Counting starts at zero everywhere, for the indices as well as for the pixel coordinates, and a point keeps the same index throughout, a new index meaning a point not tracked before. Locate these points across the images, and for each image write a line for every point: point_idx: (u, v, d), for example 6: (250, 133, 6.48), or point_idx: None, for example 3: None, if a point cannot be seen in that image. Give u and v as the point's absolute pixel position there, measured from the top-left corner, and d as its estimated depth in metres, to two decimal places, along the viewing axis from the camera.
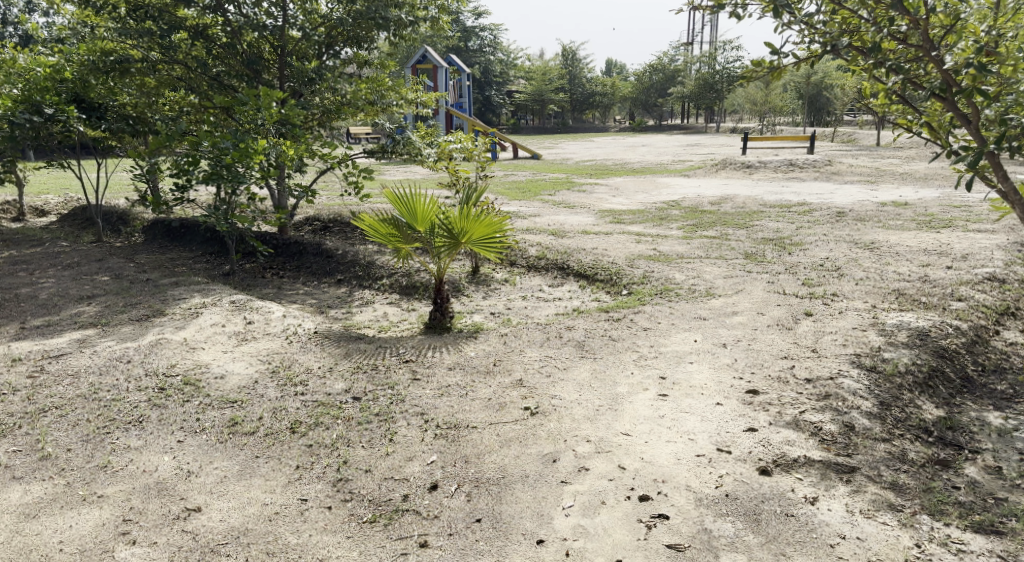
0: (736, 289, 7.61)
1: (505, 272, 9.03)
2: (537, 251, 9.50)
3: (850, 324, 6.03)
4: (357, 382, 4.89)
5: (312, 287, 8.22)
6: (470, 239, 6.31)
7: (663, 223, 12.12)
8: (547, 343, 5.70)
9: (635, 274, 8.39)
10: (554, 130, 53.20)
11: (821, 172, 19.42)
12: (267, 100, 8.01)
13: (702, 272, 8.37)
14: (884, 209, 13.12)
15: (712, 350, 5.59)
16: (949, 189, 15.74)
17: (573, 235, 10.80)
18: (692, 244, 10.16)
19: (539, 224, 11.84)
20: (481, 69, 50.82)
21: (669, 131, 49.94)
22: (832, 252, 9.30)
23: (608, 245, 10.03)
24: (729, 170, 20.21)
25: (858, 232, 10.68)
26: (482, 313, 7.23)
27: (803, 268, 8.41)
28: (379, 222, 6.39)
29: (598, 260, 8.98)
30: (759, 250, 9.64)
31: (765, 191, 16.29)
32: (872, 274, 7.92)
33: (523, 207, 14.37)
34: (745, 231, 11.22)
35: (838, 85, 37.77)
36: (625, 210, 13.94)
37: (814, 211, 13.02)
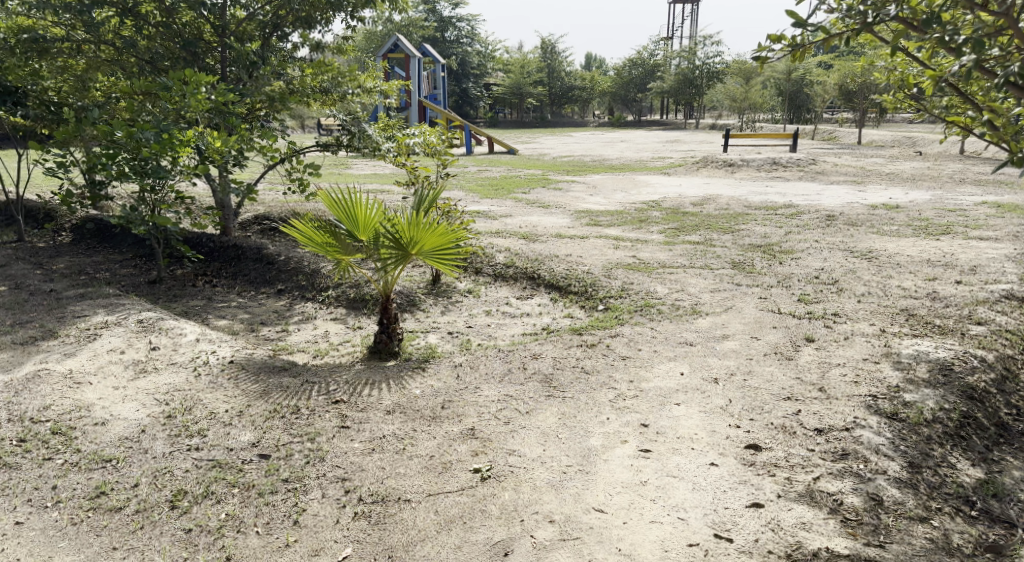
0: (725, 305, 6.80)
1: (469, 282, 8.14)
2: (505, 258, 8.63)
3: (858, 353, 5.23)
4: (270, 432, 3.99)
5: (248, 299, 7.27)
6: (421, 250, 5.39)
7: (643, 226, 11.29)
8: (508, 375, 4.84)
9: (612, 286, 7.55)
10: (532, 124, 52.26)
11: (805, 171, 18.74)
12: (194, 84, 7.00)
13: (686, 284, 7.55)
14: (875, 212, 12.40)
15: (701, 386, 4.75)
16: (939, 191, 15.09)
17: (546, 240, 9.93)
18: (674, 251, 9.35)
19: (509, 227, 10.96)
20: (458, 61, 49.74)
21: (648, 126, 49.23)
22: (826, 261, 8.53)
23: (584, 251, 9.18)
24: (711, 168, 19.47)
25: (852, 239, 9.93)
26: (438, 332, 6.35)
27: (797, 281, 7.62)
28: (312, 228, 5.41)
29: (572, 269, 8.13)
30: (748, 258, 8.84)
31: (749, 191, 15.53)
32: (874, 289, 7.14)
33: (495, 206, 13.48)
34: (731, 236, 10.42)
35: (818, 83, 37.25)
36: (603, 210, 13.09)
37: (803, 215, 12.26)
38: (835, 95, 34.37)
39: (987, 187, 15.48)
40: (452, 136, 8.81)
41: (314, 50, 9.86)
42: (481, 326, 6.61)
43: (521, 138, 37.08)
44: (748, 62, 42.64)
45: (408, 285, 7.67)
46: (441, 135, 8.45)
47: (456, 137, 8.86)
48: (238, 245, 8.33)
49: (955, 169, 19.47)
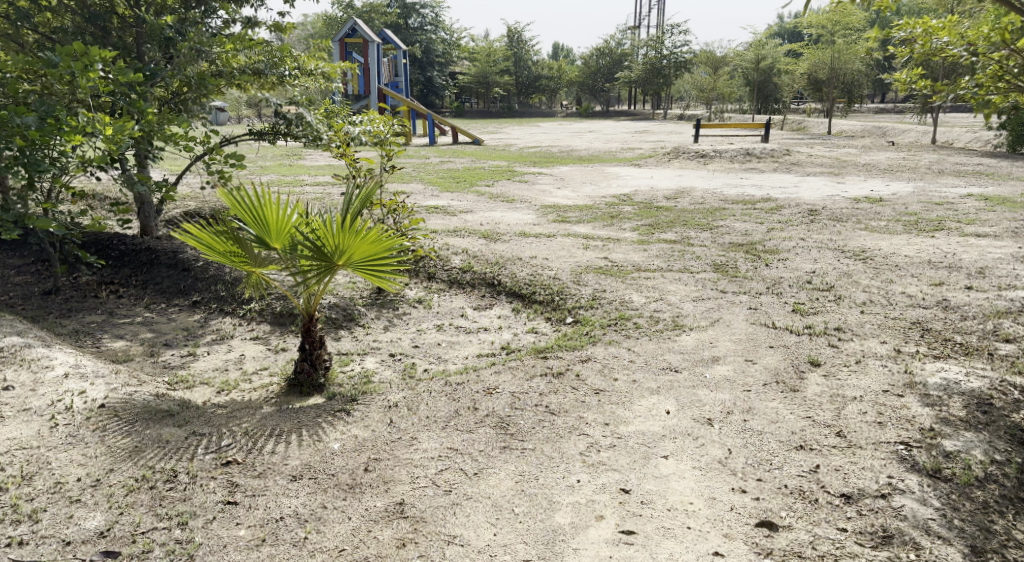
0: (711, 318, 5.93)
1: (420, 290, 7.17)
2: (462, 261, 7.68)
3: (877, 381, 4.38)
4: (130, 515, 3.01)
5: (158, 314, 6.23)
6: (349, 260, 4.40)
7: (614, 223, 10.40)
8: (456, 416, 3.91)
9: (582, 296, 6.65)
10: (499, 114, 51.19)
11: (780, 162, 18.03)
12: (86, 59, 5.86)
13: (666, 292, 6.67)
14: (860, 206, 11.66)
15: (692, 429, 3.86)
16: (921, 182, 14.42)
17: (507, 239, 8.99)
18: (650, 251, 8.48)
19: (469, 225, 9.99)
20: (422, 48, 48.44)
21: (616, 117, 48.47)
22: (818, 262, 7.72)
23: (551, 252, 8.26)
24: (683, 159, 18.69)
25: (840, 236, 9.14)
26: (378, 354, 5.38)
27: (788, 287, 6.78)
28: (214, 234, 4.34)
29: (537, 274, 7.20)
30: (730, 260, 8.00)
31: (724, 183, 14.74)
32: (876, 297, 6.33)
33: (455, 201, 12.50)
34: (709, 233, 9.57)
35: (788, 72, 36.75)
36: (571, 205, 12.18)
37: (783, 209, 11.46)
38: (805, 85, 33.88)
39: (968, 178, 14.87)
40: (398, 124, 7.78)
41: (246, 27, 8.78)
42: (429, 345, 5.66)
43: (487, 128, 36.06)
44: (717, 51, 42.02)
45: (347, 293, 6.67)
46: (385, 123, 7.43)
47: (403, 126, 7.84)
48: (154, 247, 7.25)
49: (931, 159, 18.88)
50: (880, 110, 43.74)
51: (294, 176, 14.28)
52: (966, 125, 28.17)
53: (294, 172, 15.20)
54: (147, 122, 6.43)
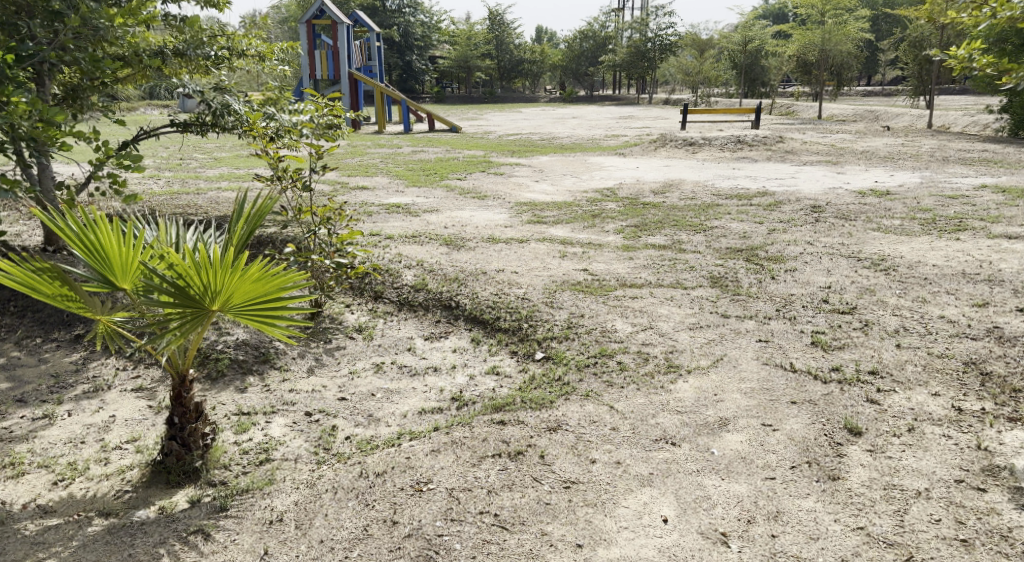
0: (712, 354, 4.81)
1: (362, 313, 6.00)
2: (416, 276, 6.52)
3: (944, 461, 3.28)
4: None
5: (27, 355, 5.01)
6: (228, 304, 3.24)
7: (595, 224, 9.29)
8: (365, 542, 2.85)
9: (556, 325, 5.52)
10: (481, 99, 49.79)
11: (773, 150, 16.93)
12: None
13: (657, 317, 5.56)
14: (866, 199, 10.60)
15: (698, 555, 2.78)
16: (927, 172, 13.35)
17: (473, 247, 7.84)
18: (636, 261, 7.37)
19: (431, 228, 8.83)
20: (399, 32, 47.00)
21: (600, 102, 47.26)
22: (831, 274, 6.64)
23: (520, 264, 7.14)
24: (670, 147, 17.55)
25: (851, 239, 8.06)
26: (290, 413, 4.20)
27: (801, 309, 5.69)
28: (33, 276, 3.12)
29: (502, 296, 6.06)
30: (729, 272, 6.90)
31: (714, 175, 13.63)
32: (910, 322, 5.25)
33: (421, 199, 11.32)
34: (703, 236, 8.47)
35: (776, 55, 35.62)
36: (548, 202, 11.03)
37: (783, 205, 10.35)
38: (794, 68, 32.85)
39: (977, 167, 13.83)
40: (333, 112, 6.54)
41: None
42: (360, 394, 4.50)
43: (468, 114, 34.80)
44: (703, 34, 40.94)
45: None
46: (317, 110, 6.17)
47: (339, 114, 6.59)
48: None
49: (931, 145, 17.86)
50: (869, 93, 42.80)
51: (246, 171, 13.03)
52: (960, 108, 27.24)
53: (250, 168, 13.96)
54: (28, 109, 5.15)
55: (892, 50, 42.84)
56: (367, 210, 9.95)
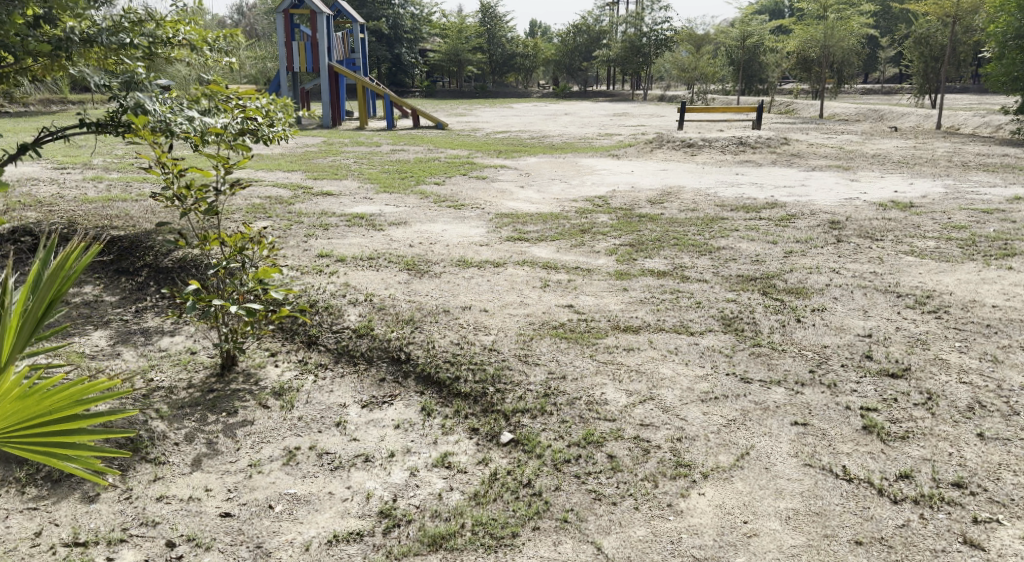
0: (733, 444, 3.63)
1: (287, 368, 4.78)
2: (361, 316, 5.29)
3: None
4: None
5: None
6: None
7: (584, 243, 8.12)
8: None
9: (529, 388, 4.32)
10: (472, 94, 48.57)
11: (778, 153, 15.79)
12: None
13: (661, 380, 4.38)
14: (889, 213, 9.43)
15: None
16: (949, 179, 12.22)
17: (439, 273, 6.63)
18: (631, 295, 6.19)
19: (394, 247, 7.62)
20: (389, 23, 45.75)
21: (594, 98, 46.14)
22: (868, 317, 5.47)
23: (493, 299, 5.95)
24: (667, 149, 16.39)
25: (883, 265, 6.89)
26: (146, 547, 3.00)
27: (840, 370, 4.51)
28: None
29: (464, 346, 4.85)
30: (744, 311, 5.72)
31: (716, 181, 12.48)
32: (986, 395, 4.09)
33: (389, 209, 10.13)
34: (709, 260, 7.31)
35: (775, 51, 34.53)
36: (533, 214, 9.84)
37: (796, 219, 9.21)
38: (794, 64, 31.72)
39: (1001, 174, 12.71)
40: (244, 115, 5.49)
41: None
42: (255, 502, 3.30)
43: (455, 111, 33.64)
44: (698, 30, 39.79)
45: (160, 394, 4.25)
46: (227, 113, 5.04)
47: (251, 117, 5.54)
48: None
49: (946, 148, 16.73)
50: (868, 91, 41.78)
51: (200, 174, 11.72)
52: (968, 107, 26.17)
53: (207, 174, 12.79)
54: None
55: (893, 47, 41.72)
56: (326, 224, 8.75)
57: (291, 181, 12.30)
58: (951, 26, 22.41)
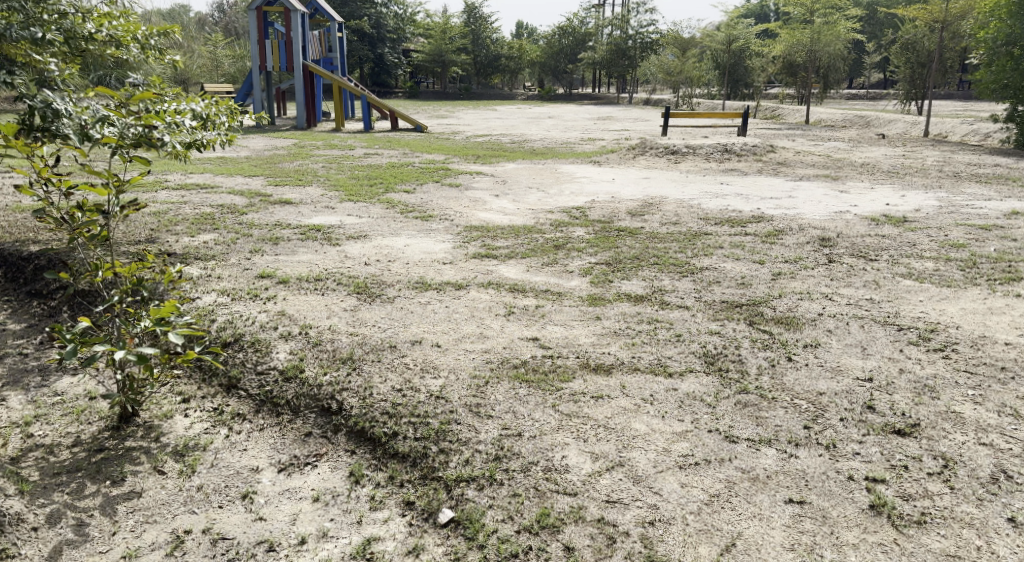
0: (717, 532, 3.06)
1: (198, 422, 4.14)
2: (291, 353, 4.62)
3: None
4: None
5: None
6: None
7: (556, 261, 7.49)
8: None
9: (476, 447, 3.68)
10: (456, 95, 47.87)
11: (764, 161, 15.26)
12: None
13: (632, 438, 3.74)
14: (882, 229, 8.86)
15: None
16: (941, 191, 11.70)
17: (392, 298, 5.95)
18: (604, 326, 5.55)
19: (347, 266, 6.95)
20: (371, 23, 44.95)
21: (579, 101, 45.59)
22: (868, 356, 4.85)
23: (448, 330, 5.28)
24: (650, 155, 15.81)
25: (880, 291, 6.30)
26: None
27: (840, 425, 3.90)
28: None
29: (407, 390, 4.19)
30: (728, 347, 5.09)
31: (699, 190, 11.90)
32: (1011, 462, 3.50)
33: (351, 219, 9.47)
34: (691, 282, 6.70)
35: (762, 55, 34.07)
36: (504, 227, 9.21)
37: (785, 235, 8.63)
38: (780, 68, 31.25)
39: (995, 186, 12.20)
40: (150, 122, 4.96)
41: None
42: None
43: (437, 112, 32.95)
44: (684, 33, 39.31)
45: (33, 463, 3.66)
46: (124, 123, 4.76)
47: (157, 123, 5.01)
48: None
49: (937, 156, 16.25)
50: (853, 97, 41.53)
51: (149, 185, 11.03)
52: (954, 115, 25.82)
53: (163, 179, 12.07)
54: None
55: (879, 53, 41.40)
56: (278, 238, 8.07)
57: (250, 189, 11.62)
58: (940, 32, 21.95)
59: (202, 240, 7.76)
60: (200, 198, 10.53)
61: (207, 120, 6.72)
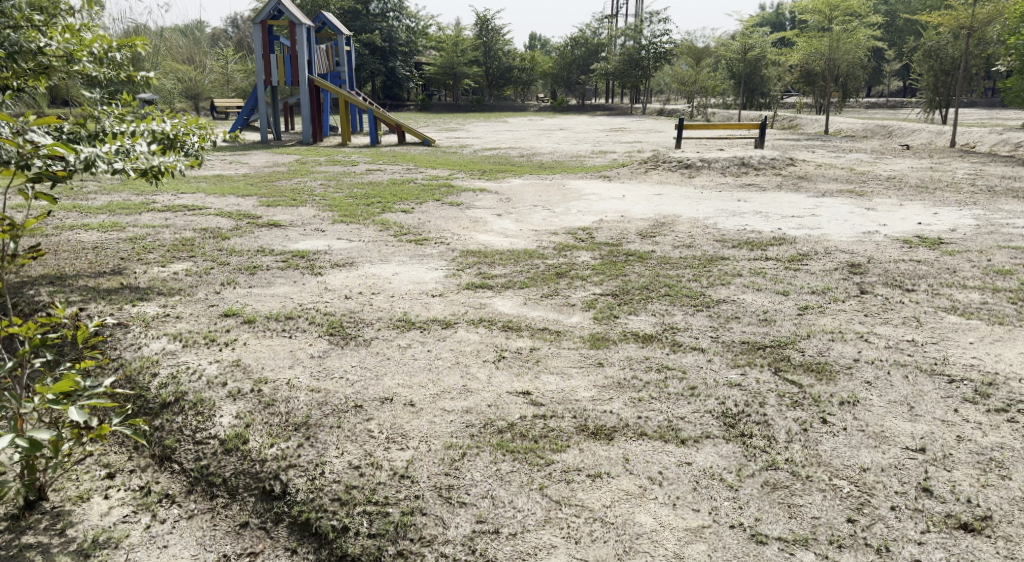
0: None
1: (118, 507, 3.51)
2: (236, 417, 3.94)
3: None
4: None
5: None
6: None
7: (557, 292, 6.79)
8: None
9: (441, 551, 3.06)
10: (468, 107, 47.39)
11: (784, 175, 14.51)
12: None
13: (635, 538, 3.12)
14: (917, 253, 8.08)
15: None
16: (977, 208, 10.91)
17: (368, 340, 5.26)
18: (606, 375, 4.83)
19: (325, 300, 6.29)
20: (383, 36, 44.56)
21: (593, 112, 44.95)
22: (916, 418, 4.13)
23: (427, 382, 4.59)
24: (663, 170, 15.09)
25: (923, 330, 5.55)
26: None
27: (891, 518, 3.25)
28: None
29: (366, 466, 3.51)
30: (752, 403, 4.36)
31: (715, 208, 11.17)
32: None
33: (340, 244, 8.83)
34: (707, 318, 5.98)
35: (779, 64, 33.27)
36: (503, 251, 8.51)
37: (809, 259, 7.89)
38: (797, 76, 30.41)
39: None
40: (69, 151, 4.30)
41: None
42: None
43: (447, 125, 32.36)
44: (699, 43, 38.58)
45: None
46: (53, 152, 4.18)
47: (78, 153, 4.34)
48: None
49: (967, 169, 15.43)
50: (872, 106, 40.67)
51: (131, 211, 10.45)
52: (979, 124, 24.92)
53: (150, 201, 11.49)
54: None
55: (898, 61, 40.50)
56: (256, 267, 7.43)
57: (239, 210, 11.00)
58: (966, 39, 21.09)
59: (173, 270, 7.13)
60: (184, 221, 9.93)
61: (171, 143, 6.19)
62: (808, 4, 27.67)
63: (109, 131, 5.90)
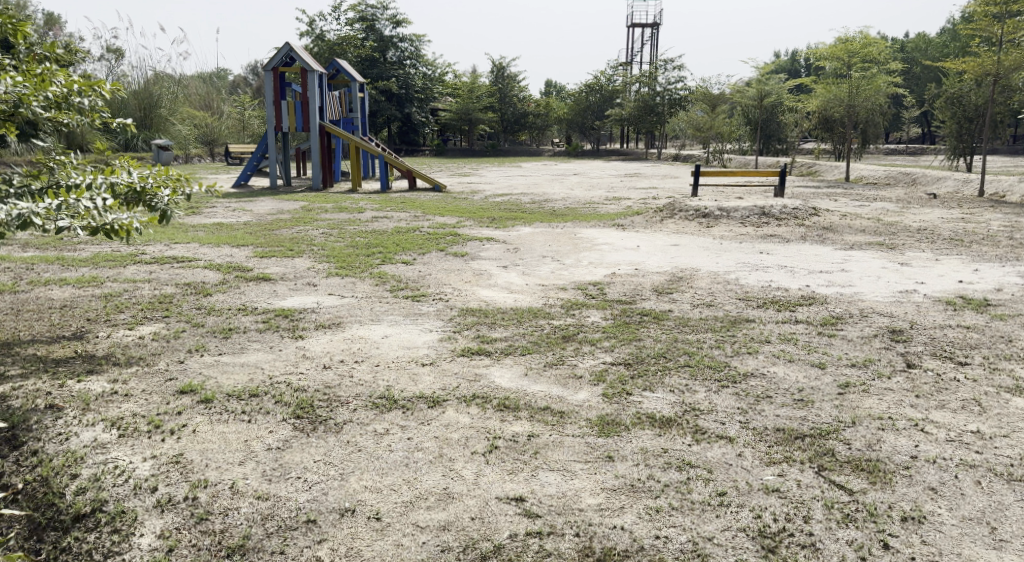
0: None
1: None
2: (158, 537, 3.38)
3: None
4: None
5: None
6: None
7: (563, 361, 6.05)
8: None
9: None
10: (482, 152, 47.21)
11: (808, 225, 13.78)
12: None
13: None
14: (963, 317, 7.30)
15: None
16: (1020, 264, 10.13)
17: (339, 425, 4.52)
18: (617, 474, 4.04)
19: (300, 371, 5.58)
20: (399, 83, 44.58)
21: (607, 157, 44.58)
22: (999, 544, 3.41)
23: (402, 485, 3.82)
24: (680, 219, 14.39)
25: (989, 417, 4.77)
26: None
27: None
28: None
29: None
30: (794, 519, 3.59)
31: (736, 261, 10.43)
32: None
33: (329, 301, 8.16)
34: (735, 396, 5.19)
35: (797, 110, 32.72)
36: (505, 310, 7.80)
37: (844, 323, 7.11)
38: (816, 122, 29.80)
39: None
40: None
41: None
42: None
43: (459, 170, 31.95)
44: (716, 89, 38.19)
45: None
46: None
47: None
48: None
49: (1001, 220, 14.65)
50: (892, 152, 40.04)
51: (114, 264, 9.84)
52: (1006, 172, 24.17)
53: (139, 252, 10.91)
54: None
55: (917, 108, 39.98)
56: (231, 329, 6.75)
57: (231, 262, 10.41)
58: (993, 87, 20.44)
59: (140, 333, 6.47)
60: (168, 275, 9.31)
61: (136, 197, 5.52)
62: (827, 50, 27.23)
63: (64, 184, 5.26)
